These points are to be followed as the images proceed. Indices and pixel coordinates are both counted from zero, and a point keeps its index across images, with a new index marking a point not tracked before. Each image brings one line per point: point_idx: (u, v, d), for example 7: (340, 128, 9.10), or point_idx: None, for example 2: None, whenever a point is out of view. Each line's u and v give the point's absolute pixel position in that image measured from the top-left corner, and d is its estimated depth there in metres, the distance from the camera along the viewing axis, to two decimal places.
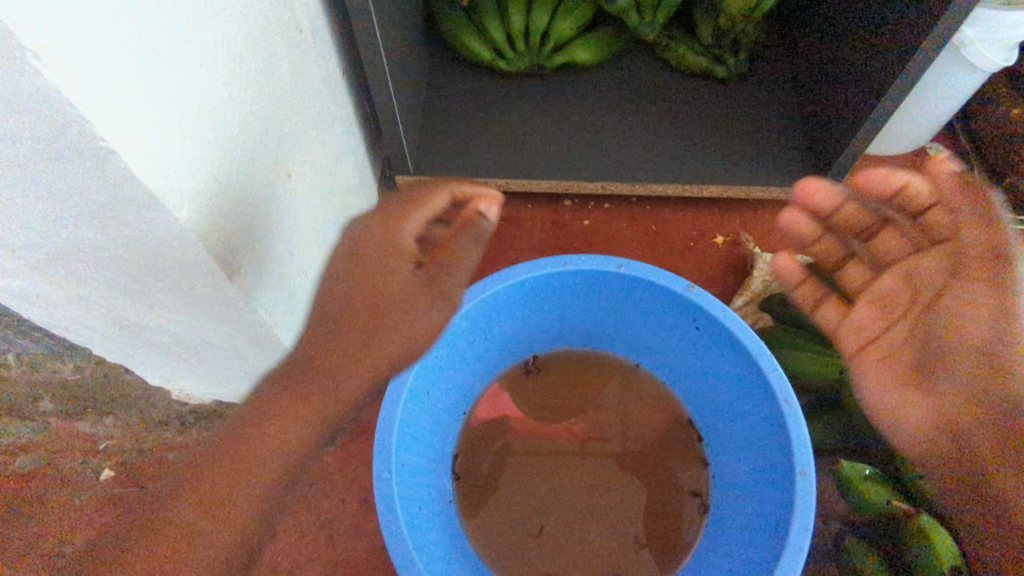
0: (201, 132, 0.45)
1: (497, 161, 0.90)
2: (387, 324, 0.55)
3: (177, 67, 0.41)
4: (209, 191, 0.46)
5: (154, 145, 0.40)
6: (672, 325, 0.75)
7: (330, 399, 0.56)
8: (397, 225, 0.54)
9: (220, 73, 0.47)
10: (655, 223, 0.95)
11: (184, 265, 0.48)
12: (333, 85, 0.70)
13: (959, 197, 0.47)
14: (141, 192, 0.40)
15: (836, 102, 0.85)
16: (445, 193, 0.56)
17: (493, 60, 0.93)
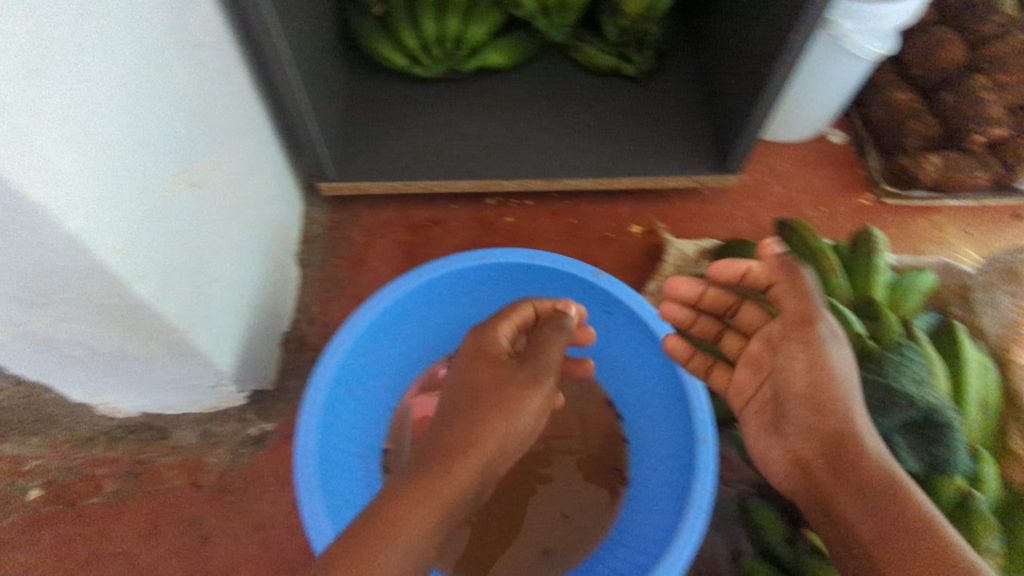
0: (87, 143, 0.46)
1: (416, 165, 0.92)
2: (491, 406, 0.53)
3: (56, 80, 0.42)
4: (101, 203, 0.47)
5: (35, 159, 0.41)
6: (587, 312, 0.79)
7: (457, 487, 0.47)
8: (491, 334, 0.61)
9: (107, 88, 0.48)
10: (574, 217, 0.99)
11: (83, 275, 0.49)
12: (241, 96, 0.72)
13: (781, 273, 0.56)
14: (23, 204, 0.41)
15: (734, 93, 0.90)
16: (529, 310, 0.64)
17: (408, 67, 0.96)
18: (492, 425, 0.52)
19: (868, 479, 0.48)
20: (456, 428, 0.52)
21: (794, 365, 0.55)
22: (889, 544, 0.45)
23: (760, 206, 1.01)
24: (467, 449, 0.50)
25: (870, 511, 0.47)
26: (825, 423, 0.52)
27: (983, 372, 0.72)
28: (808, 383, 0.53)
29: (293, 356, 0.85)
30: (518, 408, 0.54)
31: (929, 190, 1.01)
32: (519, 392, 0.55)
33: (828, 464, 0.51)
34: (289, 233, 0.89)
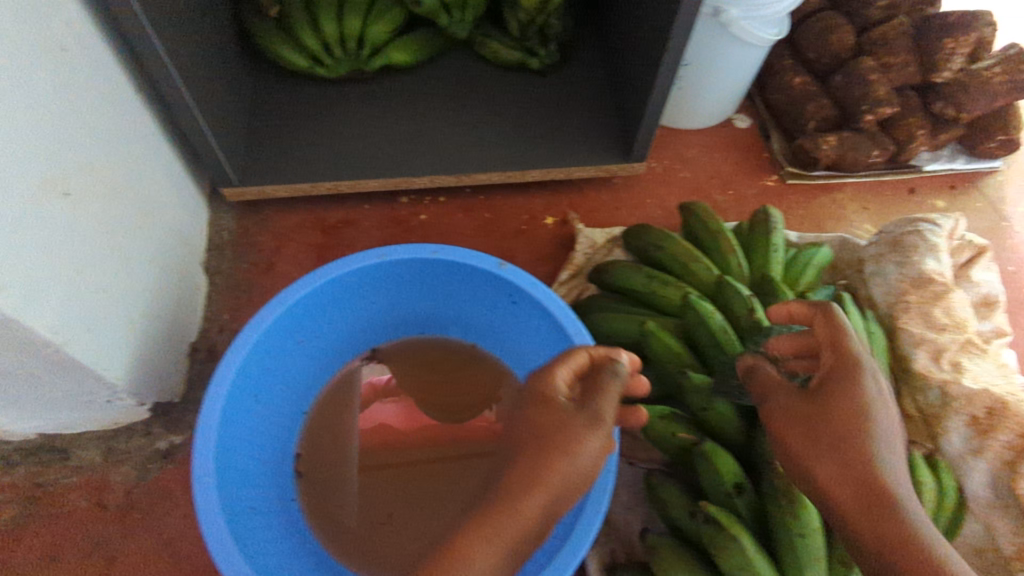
0: None
1: (324, 166, 0.92)
2: (552, 456, 0.46)
3: None
4: None
5: None
6: (495, 305, 0.79)
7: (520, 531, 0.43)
8: (546, 377, 0.51)
9: None
10: (488, 211, 0.99)
11: None
12: (120, 101, 0.70)
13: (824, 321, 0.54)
14: None
15: (634, 83, 0.92)
16: (587, 351, 0.53)
17: (311, 68, 0.95)
18: (547, 480, 0.45)
19: (891, 535, 0.45)
20: (507, 490, 0.45)
21: (826, 409, 0.50)
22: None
23: (670, 192, 1.03)
24: (529, 494, 0.45)
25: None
26: (861, 475, 0.48)
27: (870, 339, 0.75)
28: (842, 424, 0.50)
29: (203, 367, 0.83)
30: (574, 460, 0.46)
31: (827, 170, 1.05)
32: (569, 436, 0.47)
33: (868, 524, 0.46)
34: (192, 240, 0.86)
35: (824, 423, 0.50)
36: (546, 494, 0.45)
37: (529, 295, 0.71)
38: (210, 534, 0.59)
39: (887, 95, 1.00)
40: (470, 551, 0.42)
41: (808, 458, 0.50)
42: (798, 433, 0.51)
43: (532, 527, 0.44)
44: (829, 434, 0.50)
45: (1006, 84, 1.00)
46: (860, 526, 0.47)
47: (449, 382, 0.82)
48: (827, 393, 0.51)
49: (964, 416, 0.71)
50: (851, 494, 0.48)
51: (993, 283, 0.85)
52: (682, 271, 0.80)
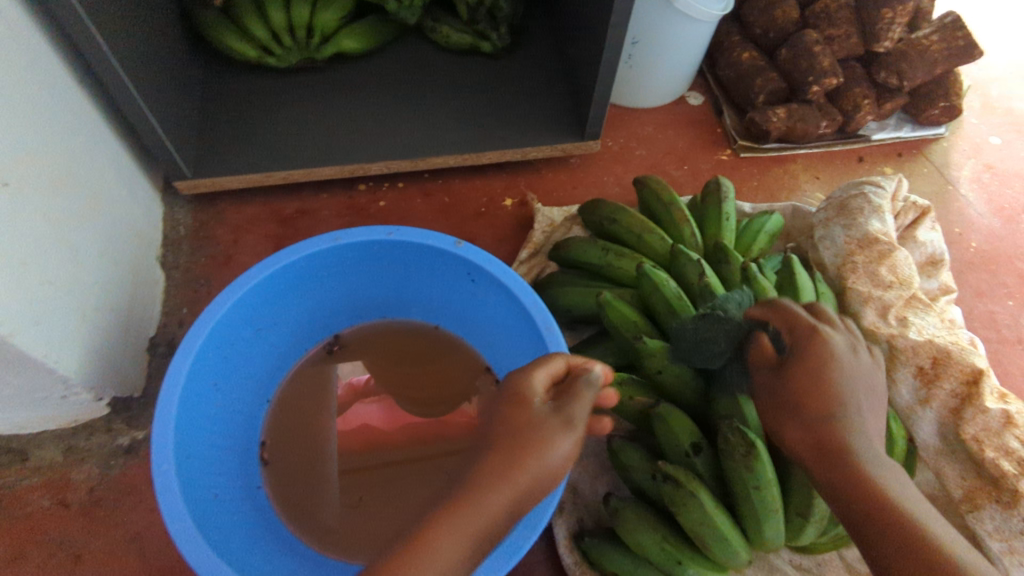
0: None
1: (278, 156, 0.91)
2: (515, 453, 0.45)
3: None
4: None
5: None
6: (454, 284, 0.79)
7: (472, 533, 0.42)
8: (525, 376, 0.50)
9: None
10: (447, 195, 1.00)
11: None
12: (58, 91, 0.68)
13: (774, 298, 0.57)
14: None
15: (584, 60, 0.94)
16: (564, 357, 0.52)
17: (260, 58, 0.94)
18: (519, 476, 0.44)
19: (855, 484, 0.48)
20: (478, 485, 0.44)
21: (789, 379, 0.53)
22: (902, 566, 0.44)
23: (626, 169, 1.05)
24: (497, 488, 0.44)
25: (881, 530, 0.46)
26: (823, 433, 0.51)
27: (820, 299, 0.76)
28: (804, 390, 0.52)
29: (163, 361, 0.83)
30: (546, 458, 0.45)
31: (777, 142, 1.07)
32: (543, 437, 0.46)
33: (833, 479, 0.50)
34: (145, 235, 0.85)
35: (788, 391, 0.53)
36: (514, 492, 0.44)
37: (485, 271, 0.72)
38: (173, 521, 0.59)
39: (832, 66, 1.02)
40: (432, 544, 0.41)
41: (781, 421, 0.54)
42: (769, 400, 0.55)
43: (494, 523, 0.43)
44: (792, 400, 0.53)
45: (945, 51, 1.03)
46: (827, 481, 0.50)
47: (420, 369, 0.83)
48: (790, 363, 0.54)
49: (911, 367, 0.73)
50: (815, 451, 0.51)
51: (937, 242, 0.87)
52: (637, 243, 0.81)
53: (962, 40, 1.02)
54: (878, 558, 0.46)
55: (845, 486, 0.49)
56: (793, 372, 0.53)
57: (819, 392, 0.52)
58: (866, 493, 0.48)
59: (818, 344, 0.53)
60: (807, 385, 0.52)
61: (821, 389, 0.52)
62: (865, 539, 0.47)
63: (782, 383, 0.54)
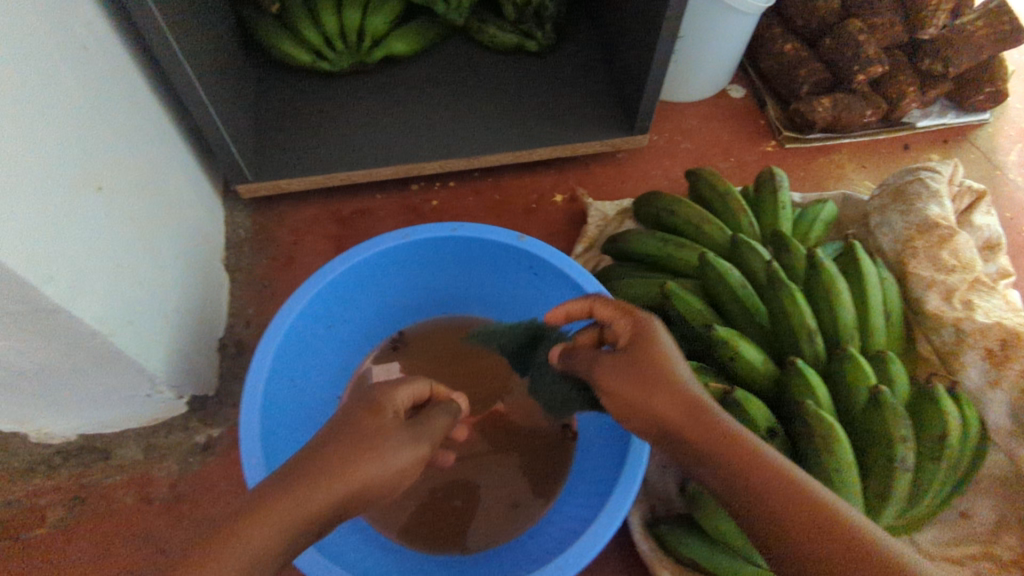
0: None
1: (334, 158, 0.93)
2: (358, 449, 0.49)
3: None
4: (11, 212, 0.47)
5: None
6: (517, 277, 0.80)
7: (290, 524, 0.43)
8: (388, 391, 0.56)
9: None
10: (498, 193, 1.01)
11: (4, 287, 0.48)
12: (136, 96, 0.70)
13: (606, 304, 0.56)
14: None
15: (631, 56, 0.95)
16: (427, 384, 0.60)
17: (314, 63, 0.96)
18: (361, 472, 0.48)
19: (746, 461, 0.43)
20: (317, 467, 0.47)
21: (630, 370, 0.50)
22: (818, 552, 0.39)
23: (673, 163, 1.06)
24: (323, 487, 0.46)
25: (781, 507, 0.41)
26: (695, 419, 0.46)
27: (884, 285, 0.77)
28: (650, 377, 0.49)
29: (234, 360, 0.85)
30: (385, 462, 0.49)
31: (822, 132, 1.07)
32: (384, 445, 0.50)
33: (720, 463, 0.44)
34: (212, 237, 0.87)
35: (636, 377, 0.50)
36: (352, 485, 0.47)
37: (552, 265, 0.72)
38: (250, 483, 0.61)
39: (877, 54, 1.02)
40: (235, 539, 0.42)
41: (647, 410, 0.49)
42: (627, 390, 0.50)
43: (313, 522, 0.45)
44: (646, 386, 0.49)
45: (991, 37, 1.03)
46: (714, 470, 0.45)
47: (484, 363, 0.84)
48: (637, 351, 0.51)
49: (979, 350, 0.73)
50: (697, 436, 0.46)
51: (995, 226, 0.87)
52: (696, 233, 0.82)
53: (1008, 25, 1.02)
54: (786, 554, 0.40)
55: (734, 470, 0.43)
56: (629, 357, 0.51)
57: (670, 378, 0.49)
58: (754, 472, 0.43)
59: (648, 332, 0.52)
60: (652, 368, 0.49)
61: (671, 377, 0.49)
62: (763, 521, 0.41)
63: (639, 369, 0.50)
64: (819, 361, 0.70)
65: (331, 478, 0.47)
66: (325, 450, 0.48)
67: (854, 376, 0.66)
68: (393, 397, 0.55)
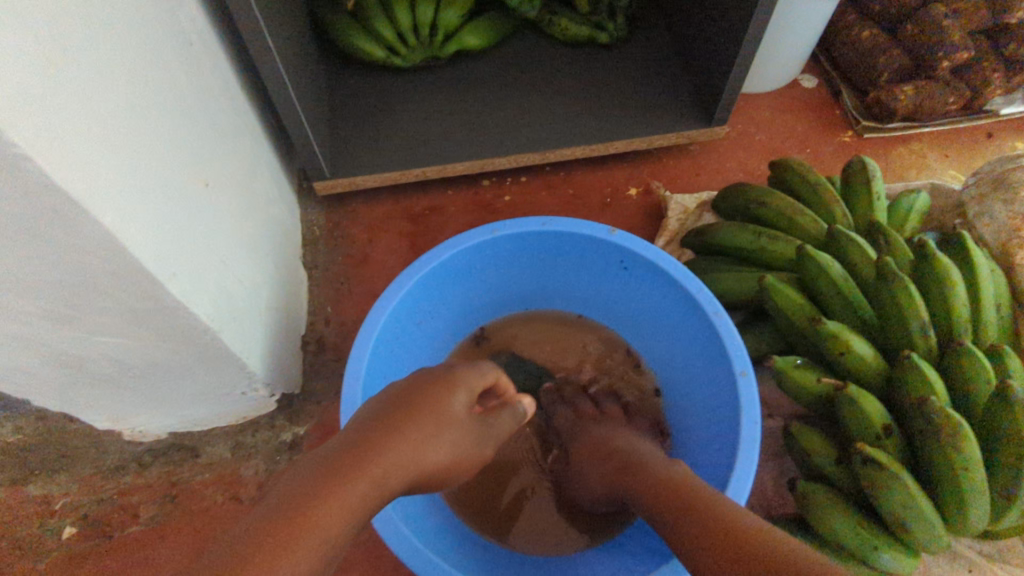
0: (120, 150, 0.45)
1: (409, 154, 0.92)
2: (411, 423, 0.58)
3: (86, 88, 0.41)
4: (140, 207, 0.46)
5: (80, 162, 0.40)
6: (604, 272, 0.78)
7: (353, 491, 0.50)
8: (459, 381, 0.65)
9: (128, 93, 0.47)
10: (571, 187, 1.00)
11: (131, 283, 0.48)
12: (231, 91, 0.70)
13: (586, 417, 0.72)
14: (78, 211, 0.40)
15: (709, 45, 0.92)
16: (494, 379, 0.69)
17: (387, 58, 0.95)
18: (408, 445, 0.56)
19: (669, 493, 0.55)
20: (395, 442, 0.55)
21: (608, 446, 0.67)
22: (705, 545, 0.48)
23: (748, 155, 1.03)
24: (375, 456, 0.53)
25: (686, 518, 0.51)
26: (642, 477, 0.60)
27: (993, 276, 0.74)
28: (601, 454, 0.65)
29: (316, 357, 0.85)
30: (430, 443, 0.58)
31: (903, 121, 1.03)
32: (430, 425, 0.59)
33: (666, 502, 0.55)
34: (292, 233, 0.87)
35: (594, 452, 0.67)
36: (404, 456, 0.55)
37: (646, 259, 0.71)
38: None
39: (962, 39, 0.98)
40: (314, 504, 0.48)
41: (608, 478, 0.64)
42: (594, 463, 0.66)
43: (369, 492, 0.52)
44: (606, 459, 0.65)
45: None
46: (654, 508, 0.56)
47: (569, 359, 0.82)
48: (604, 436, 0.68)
49: None
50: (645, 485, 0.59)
51: None
52: (788, 226, 0.80)
53: None
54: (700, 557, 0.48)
55: (663, 501, 0.55)
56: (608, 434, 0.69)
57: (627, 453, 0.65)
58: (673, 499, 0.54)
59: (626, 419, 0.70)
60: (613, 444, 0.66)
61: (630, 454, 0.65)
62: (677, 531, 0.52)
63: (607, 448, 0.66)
64: (932, 356, 0.67)
65: (403, 452, 0.55)
66: (383, 424, 0.56)
67: (973, 370, 0.63)
68: (463, 390, 0.64)
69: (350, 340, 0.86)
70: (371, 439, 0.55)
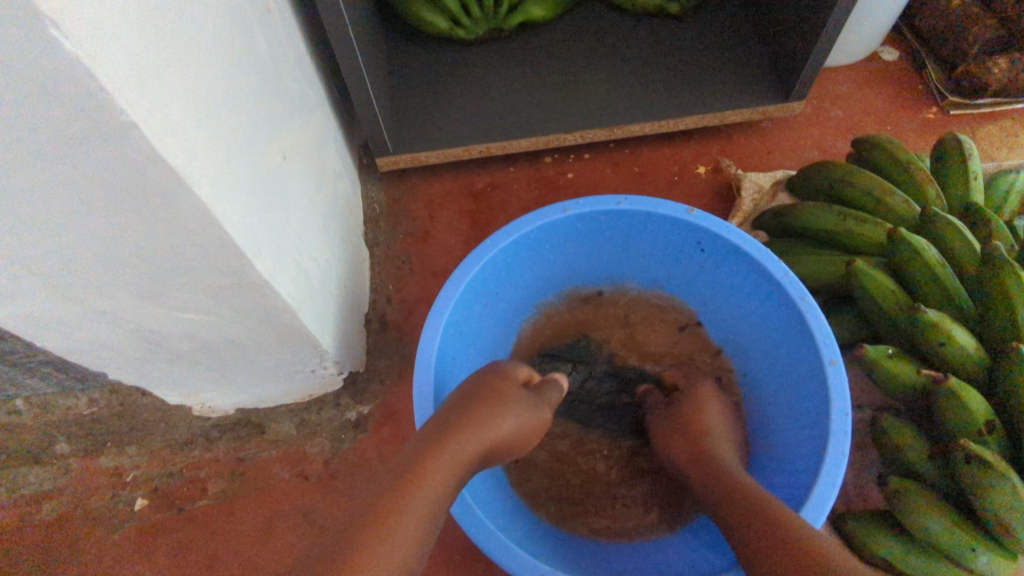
0: (213, 122, 0.43)
1: (472, 128, 0.90)
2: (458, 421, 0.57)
3: (183, 56, 0.40)
4: (230, 181, 0.45)
5: (180, 134, 0.38)
6: (680, 253, 0.75)
7: (419, 494, 0.49)
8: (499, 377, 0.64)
9: (218, 65, 0.46)
10: (637, 165, 0.96)
11: (217, 258, 0.47)
12: (304, 63, 0.68)
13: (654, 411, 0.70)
14: (176, 185, 0.39)
15: (787, 14, 0.87)
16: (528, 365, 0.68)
17: (451, 31, 0.93)
18: (459, 440, 0.55)
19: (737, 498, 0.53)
20: (466, 432, 0.56)
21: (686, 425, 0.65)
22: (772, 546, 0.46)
23: (824, 131, 0.98)
24: (435, 456, 0.53)
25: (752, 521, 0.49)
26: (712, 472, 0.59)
27: None
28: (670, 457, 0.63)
29: (379, 336, 0.84)
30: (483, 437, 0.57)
31: (995, 97, 0.96)
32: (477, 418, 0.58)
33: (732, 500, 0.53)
34: (355, 209, 0.86)
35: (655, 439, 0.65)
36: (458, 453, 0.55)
37: (727, 241, 0.67)
38: None
39: None
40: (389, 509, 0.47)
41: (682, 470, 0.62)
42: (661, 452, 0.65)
43: (437, 491, 0.51)
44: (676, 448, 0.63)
45: None
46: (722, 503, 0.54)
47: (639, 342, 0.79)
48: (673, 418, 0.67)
49: None
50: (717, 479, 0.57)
51: None
52: (876, 207, 0.75)
53: None
54: (754, 554, 0.47)
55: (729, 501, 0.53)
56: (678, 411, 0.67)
57: (697, 441, 0.63)
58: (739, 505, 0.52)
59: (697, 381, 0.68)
60: (679, 432, 0.65)
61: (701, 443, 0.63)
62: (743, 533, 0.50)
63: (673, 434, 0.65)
64: None
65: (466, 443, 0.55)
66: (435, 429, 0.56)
67: None
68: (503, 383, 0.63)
69: (412, 319, 0.85)
70: (445, 432, 0.55)
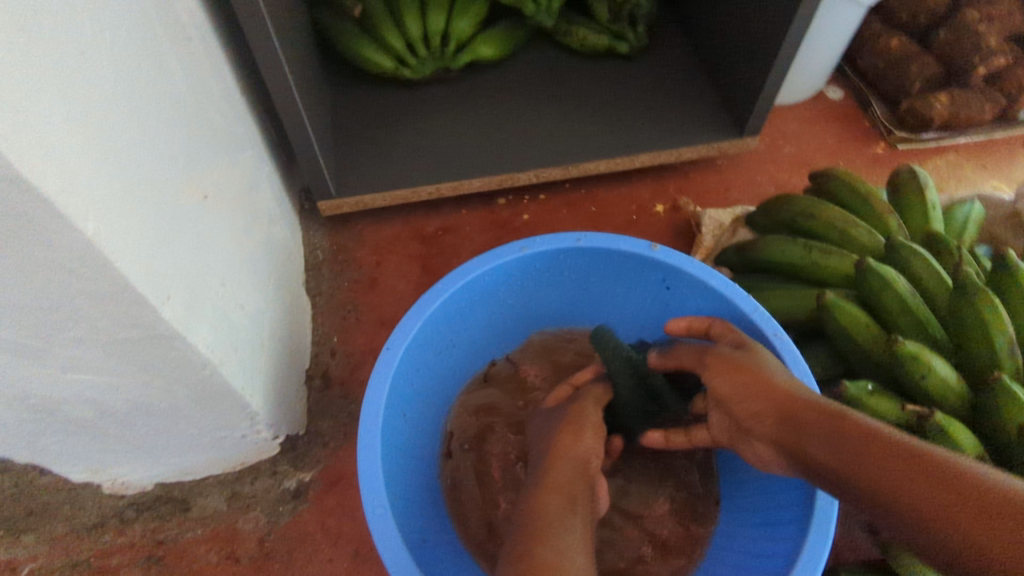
0: (106, 147, 0.37)
1: (421, 170, 0.85)
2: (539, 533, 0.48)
3: (66, 67, 0.34)
4: (128, 213, 0.38)
5: (56, 156, 0.32)
6: (643, 293, 0.71)
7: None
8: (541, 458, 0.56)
9: (118, 84, 0.40)
10: (594, 205, 0.93)
11: (109, 306, 0.40)
12: (232, 98, 0.63)
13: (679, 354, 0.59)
14: (50, 217, 0.32)
15: (736, 54, 0.87)
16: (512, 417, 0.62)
17: (396, 71, 0.90)
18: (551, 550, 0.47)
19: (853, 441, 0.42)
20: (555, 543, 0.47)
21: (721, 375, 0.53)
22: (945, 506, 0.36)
23: (779, 168, 0.98)
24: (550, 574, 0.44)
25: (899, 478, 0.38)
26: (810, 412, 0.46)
27: None
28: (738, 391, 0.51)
29: (321, 394, 0.76)
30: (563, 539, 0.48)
31: (939, 131, 0.97)
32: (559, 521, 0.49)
33: (871, 465, 0.40)
34: (295, 255, 0.80)
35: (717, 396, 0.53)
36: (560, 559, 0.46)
37: (692, 276, 0.64)
38: (376, 534, 0.52)
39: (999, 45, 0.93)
40: None
41: (817, 460, 0.44)
42: (833, 467, 0.42)
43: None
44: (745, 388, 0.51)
45: None
46: (845, 463, 0.42)
47: None
48: (816, 424, 0.45)
49: None
50: (902, 469, 0.39)
51: None
52: (840, 240, 0.73)
53: None
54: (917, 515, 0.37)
55: (845, 446, 0.42)
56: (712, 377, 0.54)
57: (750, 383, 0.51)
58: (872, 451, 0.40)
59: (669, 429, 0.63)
60: None
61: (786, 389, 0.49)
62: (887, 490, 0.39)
63: (839, 440, 0.43)
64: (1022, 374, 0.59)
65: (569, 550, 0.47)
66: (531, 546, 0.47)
67: None
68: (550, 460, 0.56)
69: (359, 373, 0.78)
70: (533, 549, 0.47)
